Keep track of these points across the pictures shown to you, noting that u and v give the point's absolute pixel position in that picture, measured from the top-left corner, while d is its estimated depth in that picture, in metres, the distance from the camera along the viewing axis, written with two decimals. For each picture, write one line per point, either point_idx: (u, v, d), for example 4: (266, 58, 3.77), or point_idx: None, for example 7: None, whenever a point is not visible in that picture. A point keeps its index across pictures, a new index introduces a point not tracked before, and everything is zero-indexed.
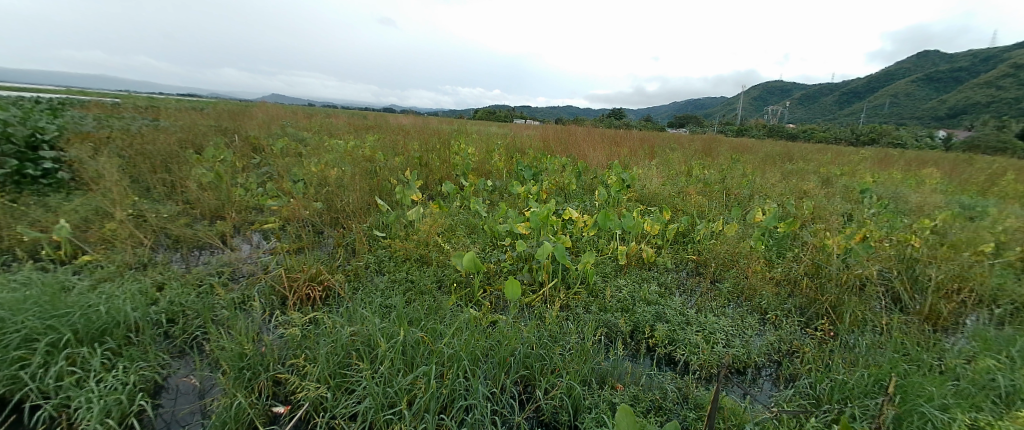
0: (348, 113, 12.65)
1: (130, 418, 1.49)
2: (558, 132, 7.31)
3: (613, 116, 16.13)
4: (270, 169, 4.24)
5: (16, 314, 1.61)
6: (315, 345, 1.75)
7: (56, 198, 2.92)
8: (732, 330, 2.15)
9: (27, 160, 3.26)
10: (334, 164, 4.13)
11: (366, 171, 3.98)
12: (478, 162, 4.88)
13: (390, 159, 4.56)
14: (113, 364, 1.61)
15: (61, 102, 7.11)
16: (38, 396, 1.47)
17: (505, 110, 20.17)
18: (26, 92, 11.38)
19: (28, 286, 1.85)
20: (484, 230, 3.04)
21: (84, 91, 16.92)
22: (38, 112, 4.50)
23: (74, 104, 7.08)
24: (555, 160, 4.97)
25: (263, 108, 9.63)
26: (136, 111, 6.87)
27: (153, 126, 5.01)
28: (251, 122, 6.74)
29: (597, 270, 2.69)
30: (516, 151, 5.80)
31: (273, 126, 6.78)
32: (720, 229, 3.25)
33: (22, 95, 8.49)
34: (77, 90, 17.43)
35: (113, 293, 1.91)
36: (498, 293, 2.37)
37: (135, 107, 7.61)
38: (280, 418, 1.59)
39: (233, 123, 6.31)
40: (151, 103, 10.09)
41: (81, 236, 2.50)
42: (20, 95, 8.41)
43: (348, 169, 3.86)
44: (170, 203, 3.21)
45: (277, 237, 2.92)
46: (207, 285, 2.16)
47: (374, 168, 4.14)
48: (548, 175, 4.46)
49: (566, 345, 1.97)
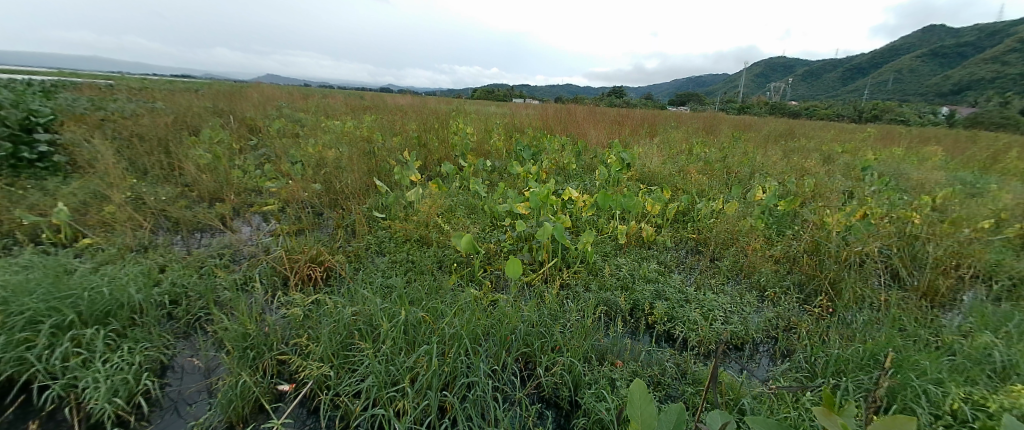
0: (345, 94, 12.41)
1: (137, 397, 1.50)
2: (558, 111, 7.21)
3: (614, 94, 15.86)
4: (267, 151, 4.18)
5: (19, 296, 1.61)
6: (317, 325, 1.76)
7: (54, 182, 2.88)
8: (731, 308, 2.17)
9: (22, 143, 3.22)
10: (331, 145, 4.08)
11: (363, 151, 3.93)
12: (478, 142, 4.82)
13: (388, 139, 4.51)
14: (117, 346, 1.62)
15: (53, 84, 7.03)
16: (46, 377, 1.48)
17: (505, 89, 19.84)
18: (10, 74, 10.97)
19: (30, 269, 1.84)
20: (484, 210, 3.02)
21: (74, 73, 16.48)
22: (31, 94, 4.44)
23: (67, 86, 6.99)
24: (555, 139, 4.90)
25: (257, 89, 9.46)
26: (128, 93, 6.72)
27: (147, 108, 4.93)
28: (246, 103, 6.64)
29: (597, 249, 2.69)
30: (515, 131, 5.73)
31: (270, 107, 6.68)
32: (719, 208, 3.24)
33: (14, 76, 8.41)
34: (65, 71, 17.31)
35: (115, 275, 1.91)
36: (498, 272, 2.38)
37: (130, 89, 7.51)
38: (285, 395, 1.61)
39: (229, 104, 6.21)
40: (142, 84, 9.93)
41: (80, 220, 2.48)
42: (11, 76, 8.33)
43: (346, 150, 3.81)
44: (168, 185, 3.18)
45: (277, 219, 2.91)
46: (208, 267, 2.16)
47: (372, 148, 4.09)
48: (547, 155, 4.41)
49: (566, 323, 1.99)
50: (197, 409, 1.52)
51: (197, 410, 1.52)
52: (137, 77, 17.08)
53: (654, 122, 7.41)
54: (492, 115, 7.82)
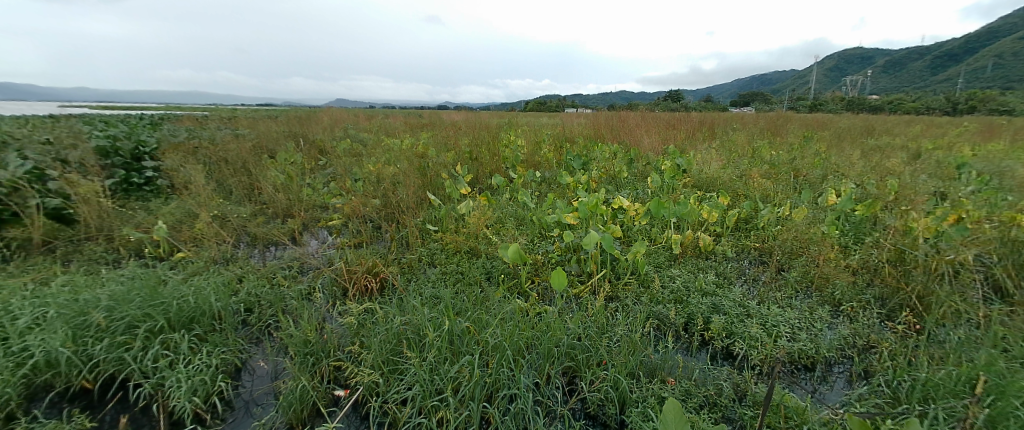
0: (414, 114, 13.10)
1: (213, 397, 1.59)
2: (610, 118, 7.08)
3: (668, 99, 15.33)
4: (333, 170, 4.47)
5: (122, 304, 1.79)
6: (370, 333, 1.82)
7: (156, 203, 3.27)
8: (799, 324, 1.99)
9: (133, 170, 3.70)
10: (389, 162, 4.28)
11: (417, 166, 4.08)
12: (528, 154, 4.83)
13: (441, 155, 4.65)
14: (199, 349, 1.74)
15: (161, 117, 8.10)
16: (140, 376, 1.60)
17: (553, 100, 19.91)
18: (131, 111, 12.84)
19: (132, 279, 2.07)
20: (533, 221, 2.96)
21: (179, 107, 19.17)
22: (142, 128, 5.12)
23: (171, 119, 8.01)
24: (605, 147, 4.80)
25: (328, 113, 10.27)
26: (219, 122, 7.57)
27: (233, 135, 5.50)
28: (316, 127, 7.20)
29: (650, 260, 2.59)
30: (565, 141, 5.70)
31: (336, 130, 7.19)
32: (786, 214, 3.02)
33: (134, 113, 9.81)
34: (170, 106, 20.06)
35: (200, 285, 2.07)
36: (546, 284, 2.31)
37: (221, 119, 8.44)
38: (340, 400, 1.66)
39: (301, 128, 6.78)
40: (232, 114, 11.16)
41: (176, 235, 2.76)
42: (132, 113, 9.73)
43: (401, 166, 3.98)
44: (249, 204, 3.48)
45: (339, 233, 3.08)
46: (278, 278, 2.31)
47: (426, 163, 4.23)
48: (598, 163, 4.30)
49: (614, 337, 1.94)
50: (263, 410, 1.60)
51: (263, 411, 1.60)
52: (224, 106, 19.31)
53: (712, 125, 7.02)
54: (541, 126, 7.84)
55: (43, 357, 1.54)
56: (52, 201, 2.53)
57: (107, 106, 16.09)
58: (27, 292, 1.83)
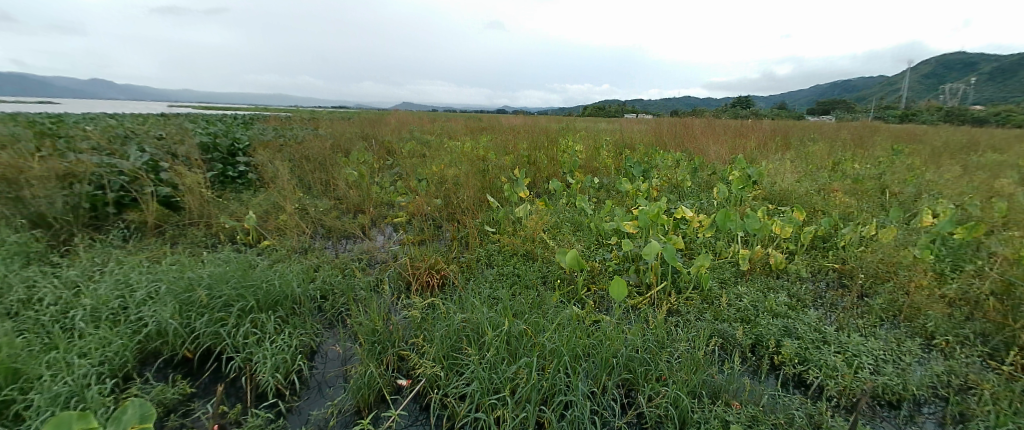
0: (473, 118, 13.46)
1: (292, 374, 1.72)
2: (672, 125, 6.84)
3: (732, 105, 14.51)
4: (399, 169, 4.70)
5: (220, 283, 1.99)
6: (432, 327, 1.89)
7: (247, 195, 3.61)
8: (884, 356, 1.80)
9: (229, 164, 4.11)
10: (451, 164, 4.43)
11: (477, 169, 4.17)
12: (586, 160, 4.79)
13: (500, 158, 4.73)
14: (282, 329, 1.89)
15: (252, 117, 8.98)
16: (232, 350, 1.77)
17: (609, 106, 19.60)
18: (227, 111, 14.41)
19: (227, 262, 2.29)
20: (590, 228, 2.92)
21: (265, 109, 21.27)
22: (237, 126, 5.71)
23: (259, 119, 8.84)
24: (668, 155, 4.64)
25: (393, 116, 10.85)
26: (298, 122, 8.24)
27: (313, 135, 5.97)
28: (384, 128, 7.62)
29: (713, 275, 2.47)
30: (625, 148, 5.58)
31: (403, 131, 7.57)
32: (872, 234, 2.75)
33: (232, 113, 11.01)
34: (256, 107, 22.29)
35: (283, 271, 2.26)
36: (602, 293, 2.27)
37: (301, 119, 9.19)
38: (402, 389, 1.74)
39: (370, 130, 7.21)
40: (311, 115, 12.15)
41: (264, 225, 3.02)
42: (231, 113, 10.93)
43: (463, 168, 4.09)
44: (325, 198, 3.74)
45: (404, 229, 3.21)
46: (350, 269, 2.45)
47: (486, 166, 4.32)
48: (659, 171, 4.16)
49: (674, 352, 1.87)
50: (334, 392, 1.71)
51: (334, 393, 1.70)
52: (302, 109, 21.09)
53: (784, 135, 6.55)
54: (598, 132, 7.73)
55: (156, 326, 1.74)
56: (163, 190, 2.89)
57: (225, 108, 18.27)
58: (145, 268, 2.09)
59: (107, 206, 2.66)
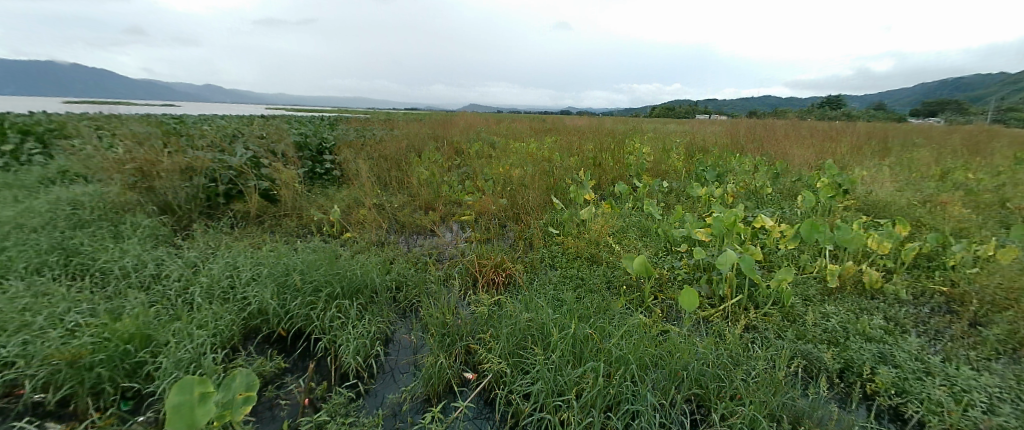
0: (535, 118, 13.57)
1: (370, 359, 1.85)
2: (750, 127, 6.41)
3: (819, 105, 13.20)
4: (467, 169, 4.86)
5: (311, 269, 2.19)
6: (499, 324, 1.94)
7: (331, 190, 3.93)
8: (1003, 395, 1.56)
9: (317, 161, 4.51)
10: (517, 165, 4.50)
11: (542, 170, 4.20)
12: (654, 162, 4.63)
13: (566, 159, 4.73)
14: (362, 316, 2.04)
15: (335, 118, 9.79)
16: (319, 331, 1.94)
17: (676, 107, 18.72)
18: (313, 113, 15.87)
19: (315, 251, 2.52)
20: (658, 233, 2.82)
21: (344, 110, 23.11)
22: (324, 127, 6.25)
23: (341, 120, 9.61)
24: (745, 159, 4.35)
25: (460, 117, 11.25)
26: (375, 123, 8.83)
27: (389, 135, 6.38)
28: (453, 129, 7.93)
29: (796, 291, 2.28)
30: (697, 150, 5.32)
31: (471, 132, 7.83)
32: (993, 255, 2.38)
33: (319, 114, 12.12)
34: (336, 108, 24.30)
35: (363, 261, 2.43)
36: (671, 302, 2.18)
37: (377, 120, 9.84)
38: (468, 382, 1.80)
39: (441, 130, 7.55)
40: (386, 116, 12.98)
41: (347, 218, 3.25)
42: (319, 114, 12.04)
43: (528, 169, 4.14)
44: (399, 195, 3.91)
45: (471, 227, 3.28)
46: (422, 262, 2.58)
47: (552, 167, 4.33)
48: (734, 176, 3.91)
49: (750, 371, 1.75)
50: (406, 378, 1.81)
51: (406, 379, 1.80)
52: (376, 110, 22.63)
53: (882, 139, 5.84)
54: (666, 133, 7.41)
55: (258, 306, 1.95)
56: (264, 184, 3.25)
57: (310, 110, 20.12)
58: (250, 253, 2.36)
59: (218, 197, 3.05)
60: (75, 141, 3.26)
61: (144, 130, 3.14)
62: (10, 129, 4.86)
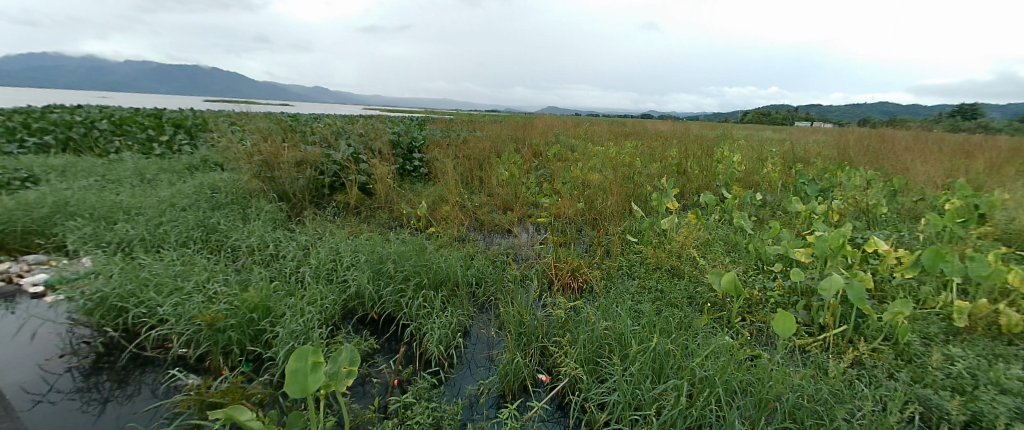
0: (613, 121, 13.29)
1: (451, 349, 1.95)
2: (862, 138, 5.71)
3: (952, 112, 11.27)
4: (546, 171, 4.90)
5: (402, 260, 2.37)
6: (575, 330, 1.94)
7: (418, 186, 4.20)
8: None
9: (407, 158, 4.85)
10: (596, 169, 4.46)
11: (623, 175, 4.11)
12: (745, 173, 4.33)
13: (648, 165, 4.59)
14: (444, 307, 2.16)
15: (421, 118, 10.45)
16: (407, 318, 2.09)
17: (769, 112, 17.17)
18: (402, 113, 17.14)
19: (403, 242, 2.71)
20: (748, 249, 2.64)
21: (428, 111, 24.67)
22: (414, 127, 6.69)
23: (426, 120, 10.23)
24: (854, 172, 3.88)
25: (537, 119, 11.38)
26: (456, 123, 9.27)
27: (473, 135, 6.66)
28: (533, 131, 8.05)
29: (913, 327, 1.99)
30: (797, 161, 4.86)
31: (550, 134, 7.89)
32: None
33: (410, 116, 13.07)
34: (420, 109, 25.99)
35: (446, 255, 2.57)
36: (761, 325, 2.03)
37: (458, 121, 10.31)
38: (542, 384, 1.83)
39: (522, 132, 7.72)
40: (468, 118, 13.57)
41: (434, 213, 3.46)
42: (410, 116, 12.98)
43: (608, 174, 4.07)
44: (480, 193, 4.08)
45: (548, 229, 3.31)
46: (500, 261, 2.66)
47: (633, 172, 4.23)
48: (840, 191, 3.51)
49: (856, 411, 1.56)
50: (483, 371, 1.88)
51: (483, 372, 1.88)
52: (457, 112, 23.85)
53: None
54: (759, 141, 6.81)
55: (356, 289, 2.15)
56: (362, 178, 3.57)
57: (399, 111, 21.75)
58: (349, 240, 2.61)
59: (323, 189, 3.40)
60: (218, 134, 3.85)
61: (268, 126, 3.61)
62: (170, 125, 5.89)
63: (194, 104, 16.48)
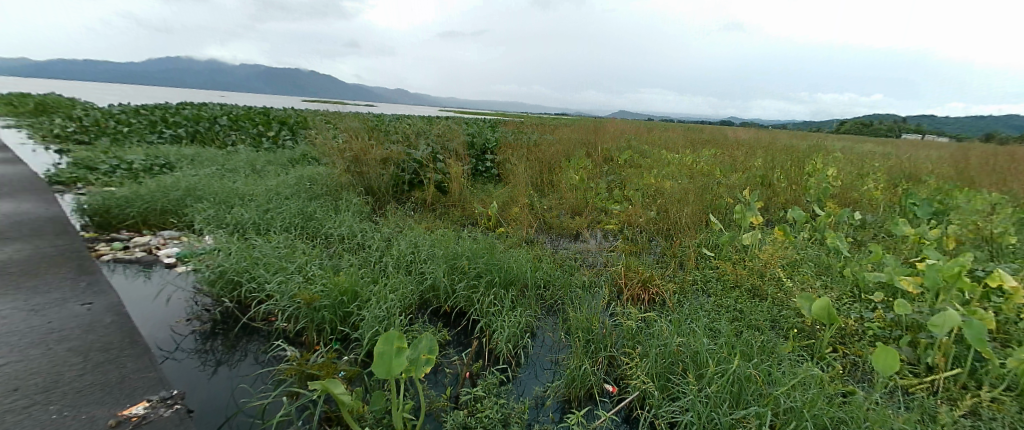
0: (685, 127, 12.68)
1: (519, 348, 2.00)
2: (992, 155, 4.92)
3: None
4: (616, 177, 4.82)
5: (476, 259, 2.47)
6: (646, 343, 1.90)
7: (489, 186, 4.33)
8: None
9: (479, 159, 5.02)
10: (670, 177, 4.31)
11: (701, 184, 3.93)
12: (841, 189, 3.93)
13: (728, 176, 4.34)
14: (514, 307, 2.22)
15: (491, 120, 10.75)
16: (478, 314, 2.17)
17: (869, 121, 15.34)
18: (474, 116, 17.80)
19: (475, 240, 2.81)
20: (842, 274, 2.42)
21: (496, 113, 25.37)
22: (487, 129, 6.90)
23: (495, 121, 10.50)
24: (979, 194, 3.37)
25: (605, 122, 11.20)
26: (524, 126, 9.40)
27: (543, 138, 6.72)
28: (603, 135, 7.93)
29: None
30: (906, 179, 4.32)
31: (620, 139, 7.73)
32: None
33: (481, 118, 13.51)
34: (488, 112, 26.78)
35: (516, 256, 2.63)
36: (856, 359, 1.85)
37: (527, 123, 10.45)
38: (609, 394, 1.81)
39: (593, 136, 7.65)
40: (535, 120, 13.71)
41: (504, 213, 3.55)
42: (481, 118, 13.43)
43: (683, 183, 3.92)
44: (549, 196, 4.12)
45: (618, 237, 3.26)
46: (568, 266, 2.68)
47: (712, 183, 4.02)
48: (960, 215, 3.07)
49: None
50: (549, 374, 1.91)
51: (549, 375, 1.91)
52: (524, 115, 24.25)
53: None
54: (859, 154, 6.12)
55: (432, 282, 2.28)
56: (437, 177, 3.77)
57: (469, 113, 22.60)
58: (426, 235, 2.77)
59: (403, 185, 3.64)
60: (317, 132, 4.29)
61: (359, 126, 3.94)
62: (276, 122, 6.64)
63: (293, 104, 18.47)
